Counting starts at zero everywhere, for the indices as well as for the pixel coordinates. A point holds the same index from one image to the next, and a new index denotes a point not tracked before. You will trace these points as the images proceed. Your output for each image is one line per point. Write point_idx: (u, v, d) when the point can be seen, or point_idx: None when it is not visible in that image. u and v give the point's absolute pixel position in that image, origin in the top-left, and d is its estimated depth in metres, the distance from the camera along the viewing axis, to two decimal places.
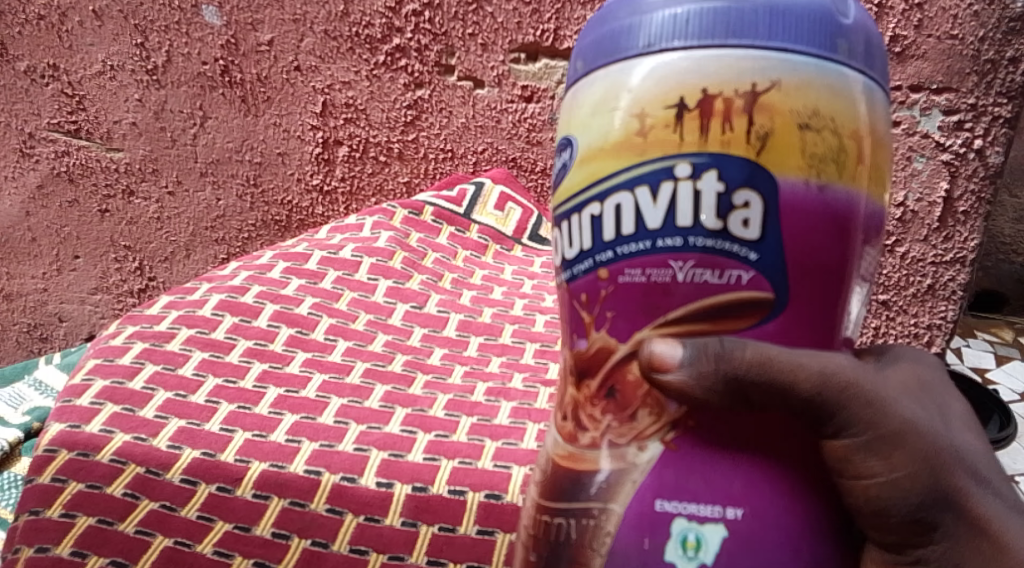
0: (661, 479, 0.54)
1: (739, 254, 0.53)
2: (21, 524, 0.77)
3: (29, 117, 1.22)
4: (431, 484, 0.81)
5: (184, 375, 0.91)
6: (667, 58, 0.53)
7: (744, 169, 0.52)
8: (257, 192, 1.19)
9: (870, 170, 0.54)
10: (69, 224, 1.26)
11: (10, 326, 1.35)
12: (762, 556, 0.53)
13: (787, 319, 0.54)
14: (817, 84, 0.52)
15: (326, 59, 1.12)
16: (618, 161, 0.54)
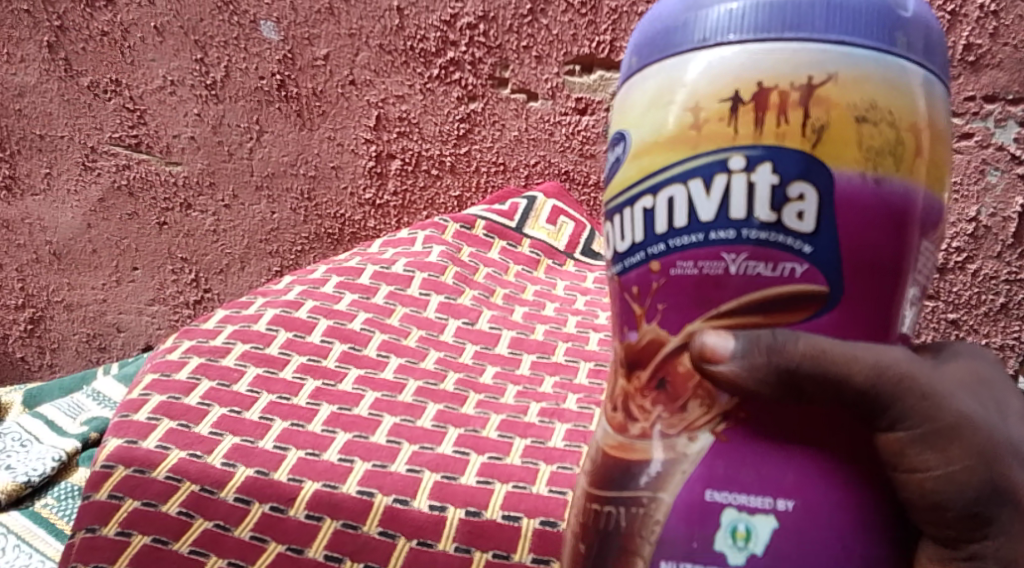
0: (712, 470, 0.54)
1: (794, 248, 0.53)
2: (77, 540, 0.78)
3: (91, 131, 1.23)
4: (485, 509, 0.81)
5: (238, 392, 0.92)
6: (723, 52, 0.53)
7: (800, 162, 0.52)
8: (311, 205, 1.20)
9: (928, 163, 0.54)
10: (128, 236, 1.28)
11: (69, 335, 1.35)
12: (812, 549, 0.52)
13: (842, 313, 0.53)
14: (874, 76, 0.52)
15: (381, 73, 1.13)
16: (671, 154, 0.54)
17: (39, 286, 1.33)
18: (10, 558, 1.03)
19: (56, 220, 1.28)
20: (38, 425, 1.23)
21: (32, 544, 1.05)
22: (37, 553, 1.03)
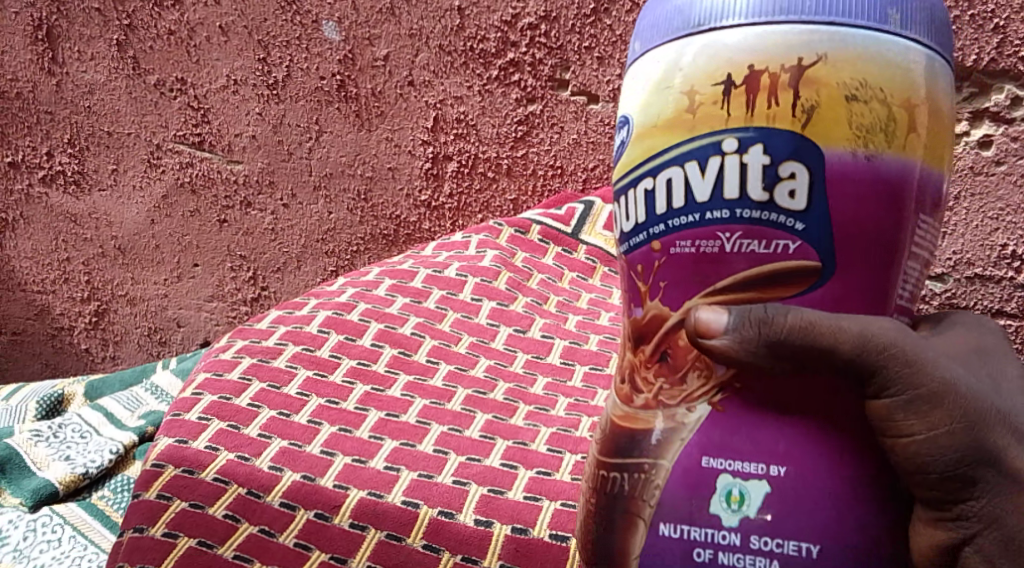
0: (707, 437, 0.55)
1: (785, 226, 0.54)
2: (125, 540, 0.77)
3: (157, 129, 1.25)
4: (532, 526, 0.79)
5: (288, 394, 0.92)
6: (716, 38, 0.54)
7: (791, 141, 0.53)
8: (367, 206, 1.20)
9: (922, 138, 0.55)
10: (190, 233, 1.28)
11: (132, 329, 1.36)
12: (803, 513, 0.54)
13: (836, 285, 0.55)
14: (865, 56, 0.53)
15: (440, 73, 1.12)
16: (670, 136, 0.55)
17: (105, 279, 1.35)
18: (66, 549, 1.04)
19: (123, 215, 1.30)
20: (98, 416, 1.24)
21: (88, 536, 1.06)
22: (92, 546, 1.04)
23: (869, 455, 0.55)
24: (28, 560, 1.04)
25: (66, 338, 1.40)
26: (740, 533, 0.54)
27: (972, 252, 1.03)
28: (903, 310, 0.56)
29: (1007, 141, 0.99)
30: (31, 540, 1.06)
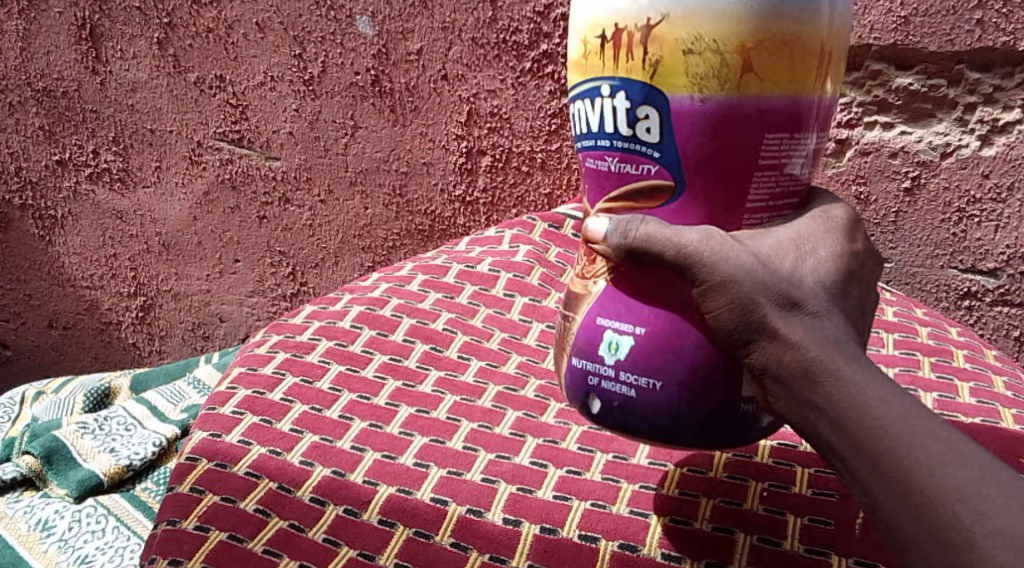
0: (603, 302, 0.70)
1: (646, 152, 0.67)
2: (159, 532, 0.78)
3: (198, 126, 1.25)
4: (561, 526, 0.78)
5: (320, 389, 0.92)
6: (597, 2, 0.67)
7: (643, 86, 0.66)
8: (403, 201, 1.19)
9: (761, 77, 0.65)
10: (230, 229, 1.29)
11: (177, 323, 1.39)
12: (657, 363, 0.68)
13: (686, 199, 0.67)
14: (699, 14, 0.64)
15: (473, 66, 1.11)
16: (576, 78, 0.69)
17: (150, 275, 1.37)
18: (109, 540, 1.07)
19: (166, 211, 1.32)
20: (142, 409, 1.24)
21: (131, 527, 1.08)
22: (135, 536, 1.07)
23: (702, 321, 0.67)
24: (73, 549, 1.06)
25: (114, 332, 1.44)
26: (614, 374, 0.69)
27: None
28: (757, 210, 0.68)
29: None
30: (76, 531, 1.08)
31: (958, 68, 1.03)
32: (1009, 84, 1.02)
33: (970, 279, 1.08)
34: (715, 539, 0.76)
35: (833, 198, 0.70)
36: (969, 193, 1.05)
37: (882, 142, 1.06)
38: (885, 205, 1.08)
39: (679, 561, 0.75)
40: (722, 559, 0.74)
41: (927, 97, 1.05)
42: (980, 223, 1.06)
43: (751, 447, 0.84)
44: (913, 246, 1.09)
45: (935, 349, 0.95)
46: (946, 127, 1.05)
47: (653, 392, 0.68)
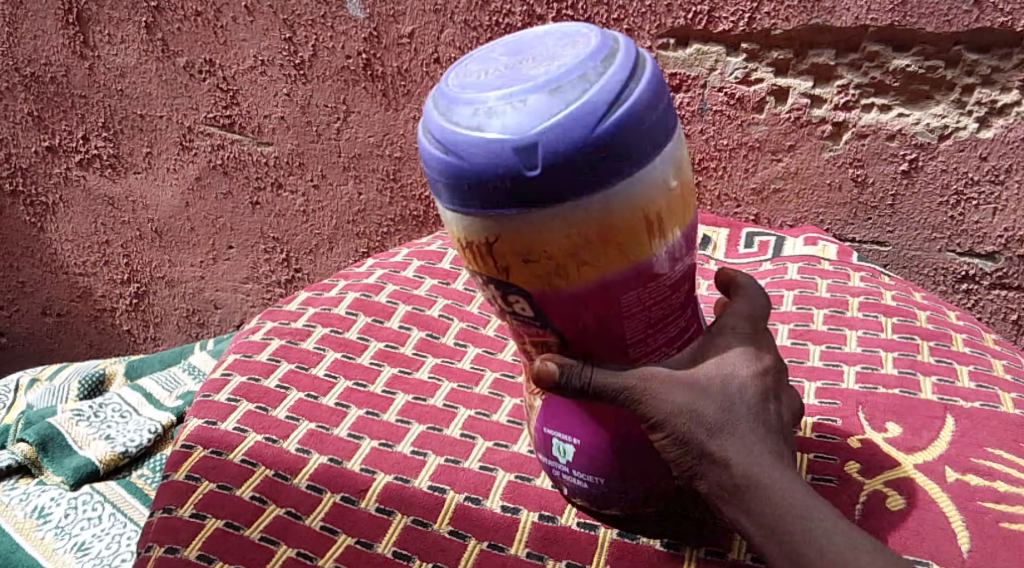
0: (547, 416, 0.74)
1: (530, 317, 0.69)
2: (157, 519, 0.80)
3: (188, 111, 1.24)
4: (559, 514, 0.78)
5: (316, 376, 0.92)
6: (451, 217, 0.66)
7: (508, 285, 0.67)
8: (397, 186, 1.18)
9: (655, 237, 0.65)
10: (223, 215, 1.28)
11: (171, 310, 1.38)
12: (597, 465, 0.73)
13: (585, 339, 0.69)
14: (527, 232, 0.63)
15: (466, 50, 1.09)
16: (457, 251, 0.69)
17: (143, 261, 1.36)
18: (106, 527, 1.07)
19: (158, 198, 1.31)
20: (137, 396, 1.24)
21: (128, 514, 1.09)
22: (131, 523, 1.07)
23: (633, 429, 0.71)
24: (70, 536, 1.07)
25: (108, 318, 1.44)
26: (569, 470, 0.74)
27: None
28: (655, 341, 0.69)
29: None
30: (72, 518, 1.09)
31: (957, 50, 1.01)
32: (1007, 65, 1.00)
33: (968, 263, 1.08)
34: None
35: (747, 301, 0.73)
36: (967, 175, 1.04)
37: (880, 125, 1.05)
38: (881, 188, 1.07)
39: (679, 550, 0.74)
40: (721, 540, 0.74)
41: (925, 78, 1.03)
42: (978, 206, 1.05)
43: None
44: (910, 229, 1.08)
45: (935, 333, 0.93)
46: (944, 109, 1.03)
47: (602, 488, 0.73)
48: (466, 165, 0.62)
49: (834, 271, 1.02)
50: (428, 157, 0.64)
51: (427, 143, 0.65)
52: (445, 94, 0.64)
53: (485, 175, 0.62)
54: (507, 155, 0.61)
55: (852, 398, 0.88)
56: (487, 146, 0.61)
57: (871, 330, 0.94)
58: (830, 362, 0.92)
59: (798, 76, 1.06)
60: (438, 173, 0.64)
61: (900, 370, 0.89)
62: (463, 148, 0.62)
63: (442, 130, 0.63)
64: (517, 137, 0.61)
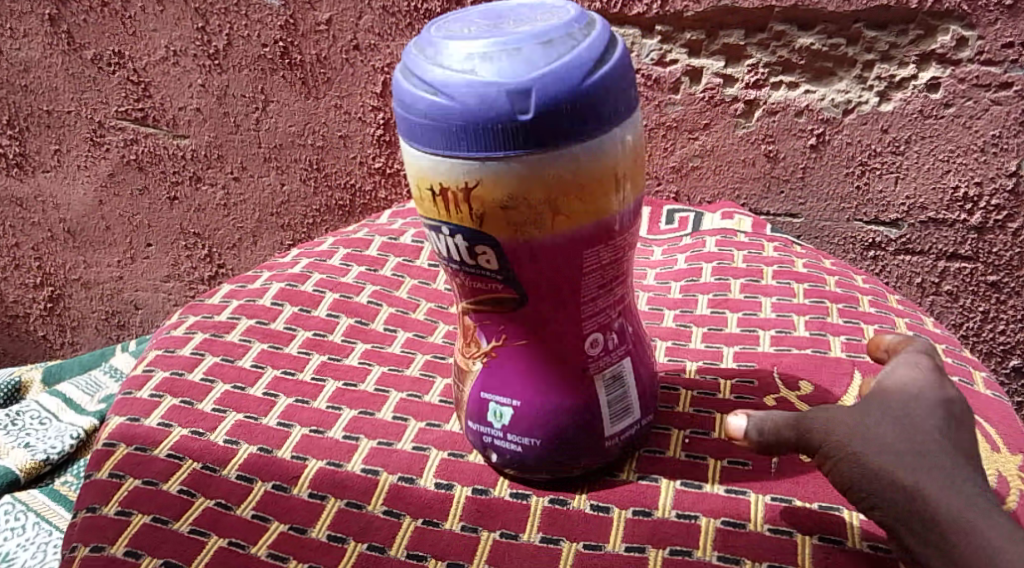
0: (486, 380, 0.69)
1: (487, 272, 0.63)
2: (78, 520, 0.70)
3: (97, 105, 1.19)
4: (493, 487, 0.71)
5: (229, 342, 0.86)
6: (419, 156, 0.60)
7: (475, 231, 0.61)
8: (321, 176, 1.14)
9: (594, 209, 0.60)
10: (139, 212, 1.25)
11: (89, 313, 1.35)
12: (537, 428, 0.67)
13: (529, 312, 0.64)
14: (487, 182, 0.58)
15: (386, 36, 1.04)
16: (413, 205, 0.63)
17: (56, 263, 1.32)
18: (30, 536, 1.02)
19: (69, 197, 1.26)
20: (56, 401, 1.18)
21: (52, 521, 1.03)
22: (57, 530, 1.02)
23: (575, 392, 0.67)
24: None
25: (22, 325, 1.40)
26: (503, 435, 0.69)
27: (926, 197, 1.03)
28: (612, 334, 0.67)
29: (954, 83, 0.97)
30: None
31: (856, 28, 0.98)
32: (903, 41, 0.98)
33: (875, 231, 1.06)
34: (643, 488, 0.70)
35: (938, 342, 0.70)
36: (871, 147, 1.02)
37: (788, 102, 1.02)
38: (792, 162, 1.04)
39: (616, 477, 0.71)
40: (657, 474, 0.71)
41: (828, 55, 1.00)
42: (882, 176, 1.03)
43: (672, 397, 0.78)
44: (820, 201, 1.06)
45: (844, 295, 0.89)
46: (846, 85, 1.01)
47: (536, 450, 0.68)
48: (457, 108, 0.57)
49: (749, 242, 0.97)
50: (408, 99, 0.59)
51: (406, 88, 0.59)
52: (425, 46, 0.59)
53: (476, 118, 0.56)
54: (496, 102, 0.56)
55: (769, 358, 0.82)
56: (478, 91, 0.56)
57: (784, 297, 0.90)
58: (746, 327, 0.87)
59: (709, 57, 1.02)
60: (420, 118, 0.58)
61: (811, 331, 0.85)
62: (453, 90, 0.57)
63: (425, 75, 0.58)
64: (509, 82, 0.56)
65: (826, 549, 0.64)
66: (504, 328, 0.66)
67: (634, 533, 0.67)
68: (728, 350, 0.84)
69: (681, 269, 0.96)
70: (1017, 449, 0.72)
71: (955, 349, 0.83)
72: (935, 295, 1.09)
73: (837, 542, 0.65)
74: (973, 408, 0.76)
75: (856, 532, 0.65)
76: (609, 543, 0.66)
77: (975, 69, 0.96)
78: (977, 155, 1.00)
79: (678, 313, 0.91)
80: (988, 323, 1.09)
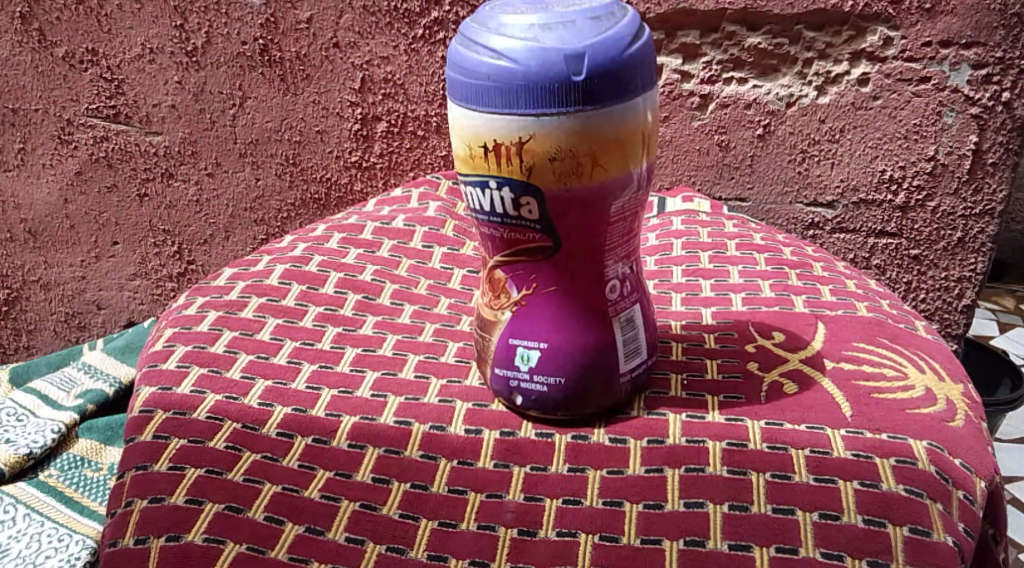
0: (514, 326, 0.76)
1: (528, 223, 0.72)
2: (129, 479, 0.75)
3: (67, 103, 1.18)
4: (519, 429, 0.77)
5: (246, 317, 0.90)
6: (475, 117, 0.69)
7: (522, 183, 0.70)
8: (296, 170, 1.16)
9: (625, 162, 0.70)
10: (107, 210, 1.24)
11: (48, 314, 1.34)
12: (564, 366, 0.75)
13: (561, 256, 0.73)
14: (536, 134, 0.68)
15: (365, 34, 1.07)
16: (460, 167, 0.72)
17: (15, 265, 1.31)
18: (21, 528, 1.03)
19: (33, 195, 1.25)
20: (32, 398, 1.20)
21: (43, 512, 1.05)
22: (48, 522, 1.04)
23: (597, 329, 0.75)
24: None
25: None
26: (530, 376, 0.76)
27: (857, 179, 1.12)
28: (627, 281, 0.76)
29: (882, 78, 1.06)
30: None
31: (797, 28, 1.07)
32: (838, 40, 1.07)
33: (813, 212, 1.15)
34: (652, 421, 0.77)
35: None
36: (810, 136, 1.11)
37: (738, 96, 1.10)
38: (741, 150, 1.13)
39: (627, 414, 0.78)
40: (664, 409, 0.78)
41: (774, 54, 1.09)
42: (819, 162, 1.12)
43: (665, 348, 0.85)
44: (767, 185, 1.14)
45: (799, 263, 0.96)
46: (789, 80, 1.09)
47: (561, 388, 0.75)
48: (520, 70, 0.66)
49: (710, 221, 1.03)
50: (471, 65, 0.68)
51: (469, 56, 0.69)
52: (486, 22, 0.69)
53: (535, 79, 0.66)
54: (555, 64, 0.66)
55: (744, 315, 0.89)
56: (540, 56, 0.66)
57: (749, 264, 0.96)
58: (719, 291, 0.93)
59: (668, 55, 1.10)
60: (483, 80, 0.68)
61: (777, 292, 0.92)
62: (516, 55, 0.67)
63: (489, 43, 0.68)
64: (566, 48, 0.66)
65: (818, 458, 0.72)
66: (534, 276, 0.74)
67: (650, 458, 0.74)
68: (706, 310, 0.91)
69: (653, 245, 1.02)
70: (960, 380, 0.81)
71: (897, 303, 0.91)
72: (865, 268, 1.18)
73: (827, 453, 0.73)
74: (920, 348, 0.84)
75: (840, 444, 0.73)
76: (629, 467, 0.73)
77: (899, 65, 1.06)
78: (901, 142, 1.09)
79: (655, 282, 0.96)
80: (909, 293, 1.18)
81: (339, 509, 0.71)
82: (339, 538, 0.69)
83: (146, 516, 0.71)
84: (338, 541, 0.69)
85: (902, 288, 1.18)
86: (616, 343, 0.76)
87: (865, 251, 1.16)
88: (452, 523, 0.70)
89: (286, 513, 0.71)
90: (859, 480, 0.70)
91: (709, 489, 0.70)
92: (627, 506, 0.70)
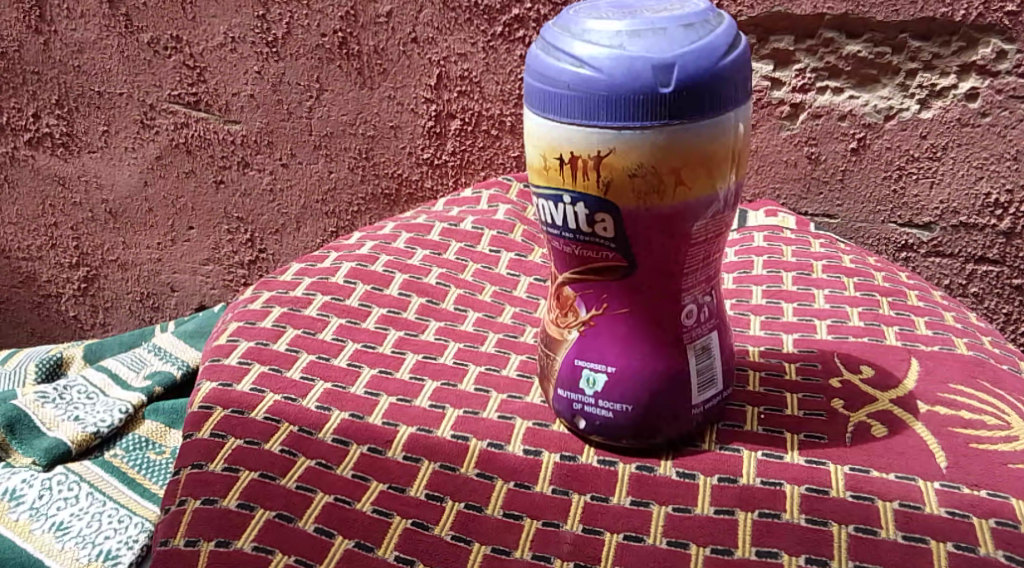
0: (581, 347, 0.73)
1: (602, 241, 0.68)
2: (183, 476, 0.73)
3: (150, 88, 1.17)
4: (581, 453, 0.74)
5: (310, 316, 0.88)
6: (553, 126, 0.65)
7: (599, 199, 0.66)
8: (369, 164, 1.14)
9: (710, 181, 0.66)
10: (184, 195, 1.24)
11: (123, 294, 1.35)
12: (632, 392, 0.71)
13: (635, 276, 0.69)
14: (616, 148, 0.64)
15: (444, 30, 1.04)
16: (533, 178, 0.69)
17: (94, 245, 1.32)
18: (84, 506, 1.02)
19: (114, 177, 1.25)
20: (102, 377, 1.20)
21: (106, 493, 1.04)
22: (110, 502, 1.02)
23: (669, 357, 0.71)
24: (46, 517, 1.01)
25: (52, 305, 1.39)
26: (595, 401, 0.72)
27: (958, 202, 1.04)
28: (703, 307, 0.72)
29: (992, 94, 0.99)
30: (47, 499, 1.03)
31: (902, 37, 1.00)
32: (946, 51, 0.99)
33: (907, 233, 1.07)
34: (725, 457, 0.73)
35: None
36: (908, 152, 1.03)
37: (833, 106, 1.03)
38: (832, 164, 1.05)
39: (696, 447, 0.74)
40: (738, 445, 0.74)
41: (874, 63, 1.01)
42: (918, 181, 1.04)
43: (740, 377, 0.81)
44: (858, 202, 1.07)
45: (891, 290, 0.90)
46: (889, 92, 1.02)
47: (628, 415, 0.72)
48: (603, 79, 0.63)
49: (795, 239, 0.97)
50: (552, 72, 0.65)
51: (550, 62, 0.65)
52: (570, 26, 0.66)
53: (620, 89, 0.62)
54: (641, 74, 0.62)
55: (829, 345, 0.84)
56: (625, 64, 0.62)
57: (836, 289, 0.90)
58: (802, 316, 0.88)
59: (759, 60, 1.03)
60: (563, 89, 0.64)
61: (865, 321, 0.86)
62: (600, 63, 0.63)
63: (572, 49, 0.64)
64: (654, 57, 0.62)
65: (907, 513, 0.67)
66: (605, 296, 0.71)
67: (721, 498, 0.70)
68: (787, 337, 0.86)
69: (733, 261, 0.97)
70: None
71: (998, 341, 0.85)
72: (960, 296, 1.10)
73: (916, 507, 0.67)
74: (1022, 393, 0.77)
75: (933, 499, 0.68)
76: (697, 506, 0.69)
77: (1012, 81, 0.98)
78: (1009, 164, 1.01)
79: (733, 301, 0.92)
80: (1008, 326, 1.10)
81: (390, 526, 0.69)
82: (389, 556, 0.67)
83: (197, 517, 0.69)
84: (387, 560, 0.67)
85: (999, 321, 1.10)
86: (689, 371, 0.72)
87: (961, 280, 1.09)
88: (506, 550, 0.67)
89: (337, 526, 0.69)
90: (952, 542, 0.65)
91: (785, 538, 0.66)
92: (694, 548, 0.66)
